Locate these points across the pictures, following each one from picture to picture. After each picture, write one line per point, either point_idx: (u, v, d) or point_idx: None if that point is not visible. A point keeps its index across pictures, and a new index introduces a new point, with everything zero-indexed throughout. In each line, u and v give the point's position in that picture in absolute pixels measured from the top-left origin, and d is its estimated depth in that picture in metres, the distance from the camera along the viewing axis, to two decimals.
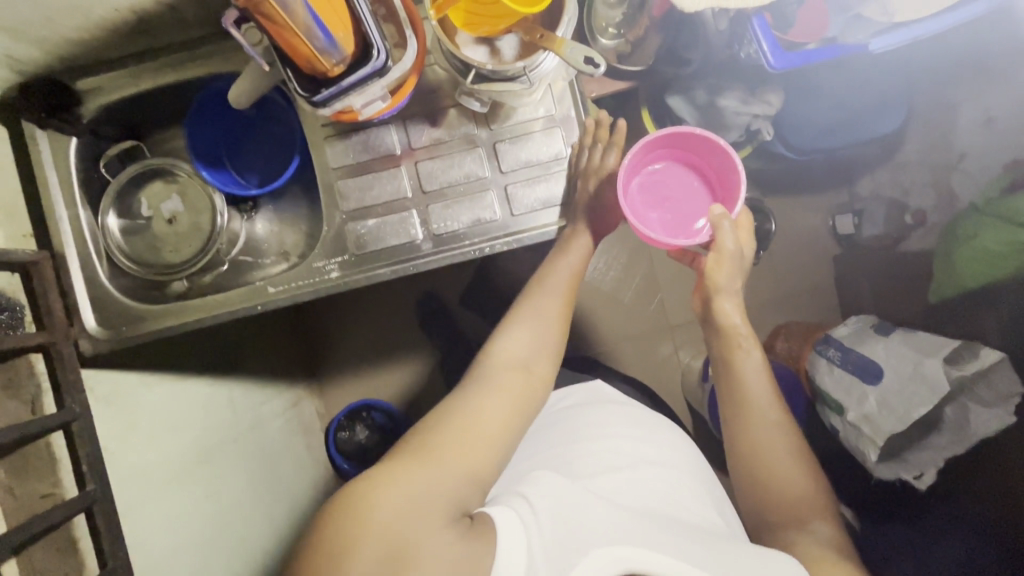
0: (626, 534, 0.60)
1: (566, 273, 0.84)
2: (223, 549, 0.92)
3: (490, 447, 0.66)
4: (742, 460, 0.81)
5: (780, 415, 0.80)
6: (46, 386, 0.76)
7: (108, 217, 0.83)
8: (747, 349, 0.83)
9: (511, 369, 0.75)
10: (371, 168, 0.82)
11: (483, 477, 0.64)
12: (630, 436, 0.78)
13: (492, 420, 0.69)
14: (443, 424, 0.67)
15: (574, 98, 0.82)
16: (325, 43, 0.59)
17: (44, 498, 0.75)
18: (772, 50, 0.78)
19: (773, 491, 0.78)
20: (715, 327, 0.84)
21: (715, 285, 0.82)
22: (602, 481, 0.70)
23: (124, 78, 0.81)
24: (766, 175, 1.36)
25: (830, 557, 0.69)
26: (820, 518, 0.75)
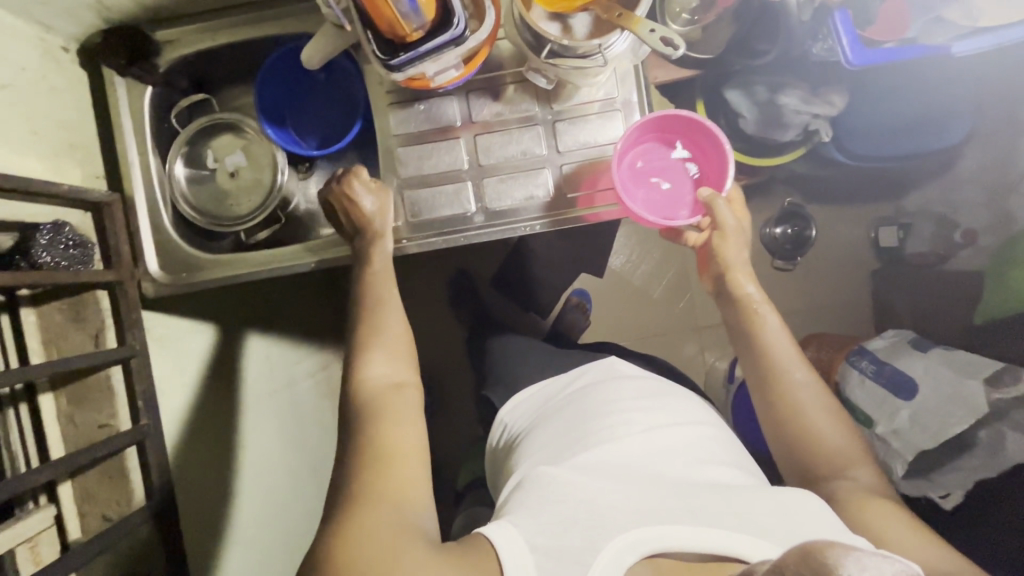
0: (641, 511, 0.58)
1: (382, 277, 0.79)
2: (254, 495, 0.97)
3: (404, 465, 0.65)
4: (781, 426, 0.79)
5: (807, 371, 0.80)
6: (109, 321, 0.80)
7: (176, 165, 0.86)
8: (765, 313, 0.84)
9: (386, 393, 0.72)
10: (429, 138, 0.84)
11: (414, 484, 0.64)
12: (644, 408, 0.77)
13: (400, 441, 0.67)
14: (360, 466, 0.64)
15: (637, 83, 0.82)
16: (408, 8, 0.60)
17: (100, 429, 0.79)
18: (851, 47, 0.76)
19: (812, 451, 0.77)
20: (733, 299, 0.86)
21: (726, 259, 0.87)
22: (625, 444, 0.70)
23: (201, 32, 0.83)
24: (812, 181, 1.34)
25: (879, 502, 0.69)
26: (862, 466, 0.75)
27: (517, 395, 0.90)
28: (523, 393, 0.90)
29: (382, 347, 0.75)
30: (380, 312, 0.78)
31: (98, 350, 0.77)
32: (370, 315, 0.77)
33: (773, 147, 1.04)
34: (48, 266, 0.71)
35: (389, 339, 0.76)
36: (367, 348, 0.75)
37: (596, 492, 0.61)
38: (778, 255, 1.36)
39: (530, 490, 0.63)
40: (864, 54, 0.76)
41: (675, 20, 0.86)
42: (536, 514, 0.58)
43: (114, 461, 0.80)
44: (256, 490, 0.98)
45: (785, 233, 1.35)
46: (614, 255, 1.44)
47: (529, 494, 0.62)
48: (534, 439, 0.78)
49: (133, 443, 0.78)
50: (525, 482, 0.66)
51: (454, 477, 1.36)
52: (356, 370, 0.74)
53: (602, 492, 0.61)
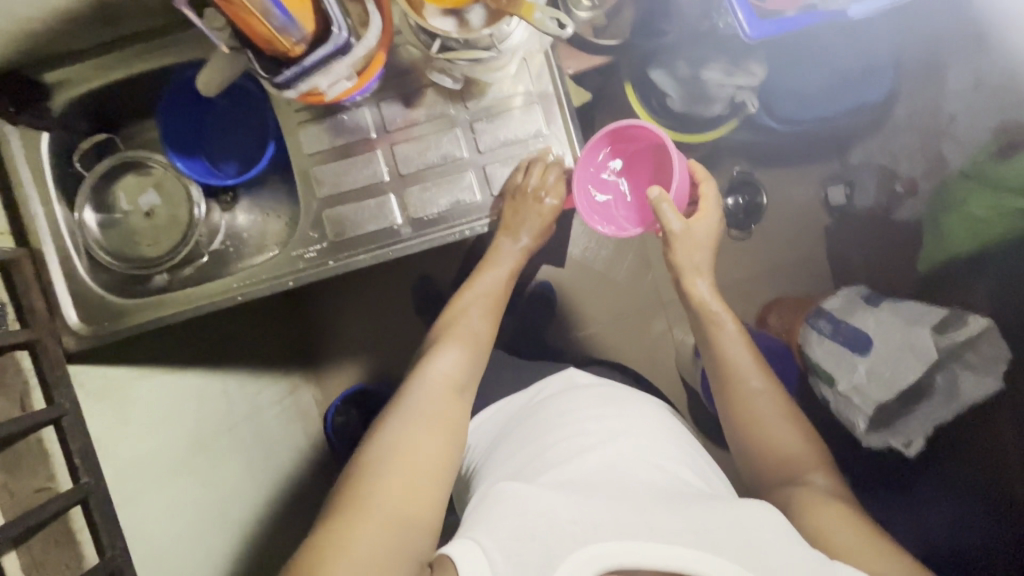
0: (599, 523, 0.58)
1: (497, 281, 0.90)
2: (225, 534, 0.94)
3: (426, 457, 0.69)
4: (737, 427, 0.81)
5: (763, 378, 0.82)
6: (34, 382, 0.77)
7: (84, 212, 0.83)
8: (723, 321, 0.87)
9: (441, 391, 0.77)
10: (347, 153, 0.81)
11: (432, 486, 0.67)
12: (600, 414, 0.77)
13: (426, 437, 0.71)
14: (381, 453, 0.68)
15: (552, 75, 0.80)
16: (283, 21, 0.57)
17: (38, 493, 0.76)
18: (748, 21, 0.74)
19: (766, 451, 0.78)
20: (692, 303, 0.90)
21: (679, 265, 0.88)
22: (588, 458, 0.70)
23: (93, 68, 0.80)
24: (757, 148, 1.34)
25: (831, 504, 0.68)
26: (817, 471, 0.74)
27: (481, 415, 0.91)
28: (494, 414, 0.90)
29: (459, 342, 0.82)
30: (467, 318, 0.86)
31: (24, 412, 0.74)
32: (458, 317, 0.86)
33: (703, 122, 1.04)
34: None
35: (468, 341, 0.83)
36: (441, 344, 0.82)
37: (556, 505, 0.60)
38: (732, 225, 1.35)
39: (492, 505, 0.62)
40: (762, 27, 0.75)
41: (579, 7, 0.87)
42: (498, 529, 0.58)
43: (58, 523, 0.77)
44: (225, 531, 0.94)
45: (737, 203, 1.33)
46: (574, 243, 1.44)
47: (493, 509, 0.62)
48: (496, 462, 0.78)
49: (75, 503, 0.75)
50: (490, 493, 0.65)
51: None
52: (428, 359, 0.81)
53: (562, 506, 0.60)
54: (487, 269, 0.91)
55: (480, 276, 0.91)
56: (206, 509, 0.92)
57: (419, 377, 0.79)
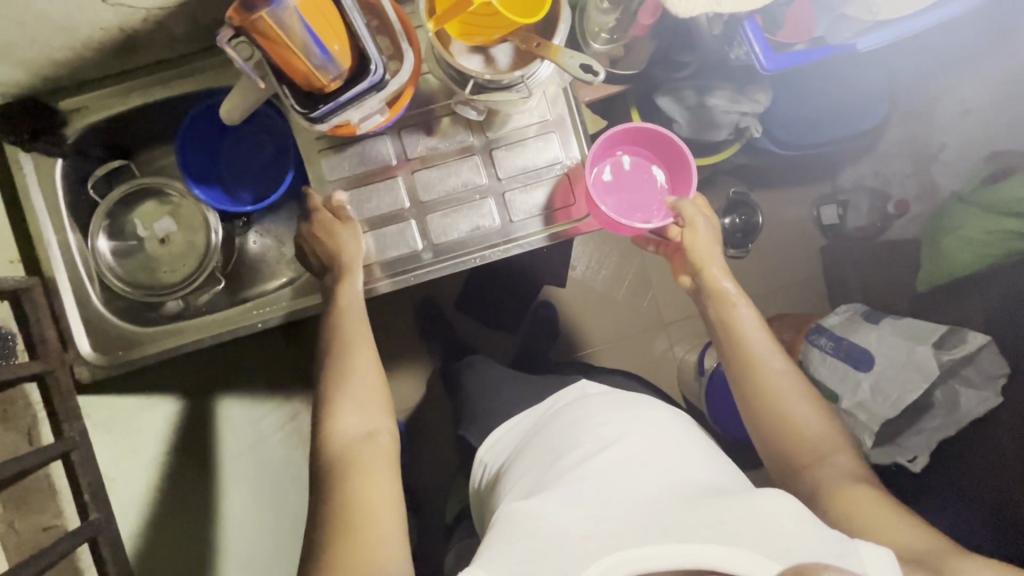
0: (594, 537, 0.58)
1: (357, 308, 0.76)
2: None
3: (375, 519, 0.62)
4: (759, 422, 0.78)
5: (784, 359, 0.78)
6: (43, 415, 0.75)
7: (97, 240, 0.81)
8: (739, 305, 0.82)
9: (353, 447, 0.68)
10: (368, 180, 0.82)
11: (392, 539, 0.62)
12: (610, 420, 0.75)
13: (371, 494, 0.64)
14: (331, 526, 0.62)
15: (569, 103, 0.83)
16: (322, 59, 0.59)
17: (45, 531, 0.73)
18: (765, 53, 0.77)
19: (790, 438, 0.76)
20: (705, 288, 0.84)
21: (699, 255, 0.84)
22: (601, 461, 0.68)
23: (112, 95, 0.79)
24: (754, 170, 1.38)
25: (855, 490, 0.69)
26: (841, 452, 0.74)
27: (494, 430, 0.90)
28: (517, 420, 0.88)
29: (345, 385, 0.72)
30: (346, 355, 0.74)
31: (33, 447, 0.72)
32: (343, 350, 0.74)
33: (706, 146, 1.08)
34: None
35: (358, 382, 0.73)
36: (333, 397, 0.72)
37: (569, 521, 0.60)
38: (730, 244, 1.38)
39: (506, 527, 0.62)
40: (776, 60, 0.78)
41: (596, 41, 0.84)
42: (507, 558, 0.58)
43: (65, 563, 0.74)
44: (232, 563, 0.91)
45: (735, 222, 1.36)
46: (575, 263, 1.45)
47: (503, 533, 0.62)
48: (516, 471, 0.77)
49: (85, 540, 0.72)
50: (505, 511, 0.65)
51: (442, 512, 1.32)
52: (326, 420, 0.71)
53: (575, 524, 0.60)
54: (342, 287, 0.77)
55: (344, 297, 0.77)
56: (211, 542, 0.89)
57: (324, 441, 0.69)
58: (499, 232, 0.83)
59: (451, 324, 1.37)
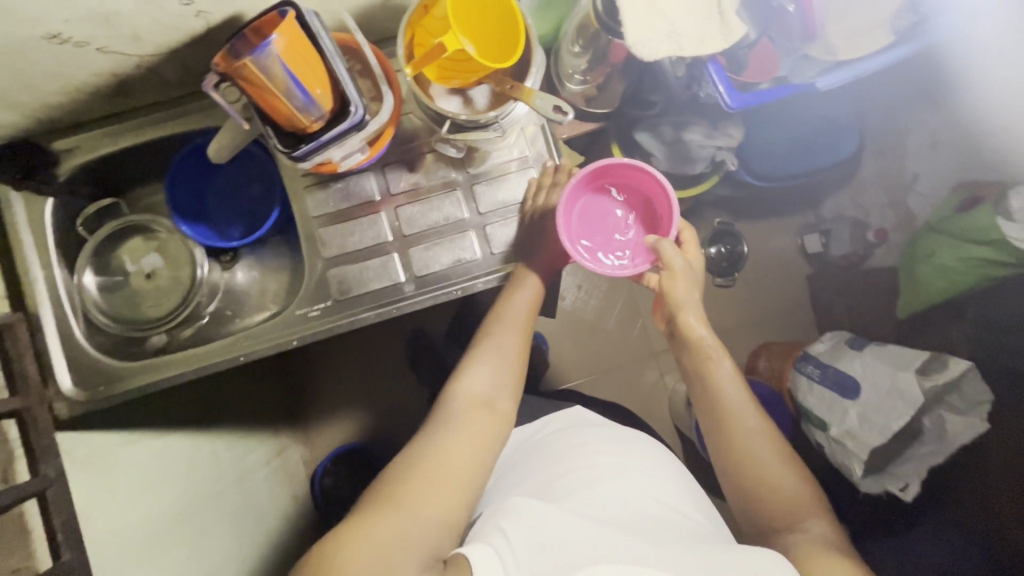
0: (607, 546, 0.57)
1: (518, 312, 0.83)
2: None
3: (456, 477, 0.65)
4: (736, 473, 0.78)
5: (760, 419, 0.80)
6: (20, 452, 0.74)
7: (85, 275, 0.83)
8: (718, 360, 0.84)
9: (473, 407, 0.74)
10: (351, 215, 0.84)
11: (452, 505, 0.62)
12: (611, 449, 0.76)
13: (459, 455, 0.67)
14: (401, 468, 0.65)
15: (547, 141, 0.85)
16: (304, 101, 0.61)
17: (15, 573, 0.71)
18: (728, 91, 0.78)
19: (765, 501, 0.75)
20: (683, 335, 0.87)
21: (676, 300, 0.85)
22: (604, 488, 0.68)
23: (104, 136, 0.82)
24: (735, 201, 1.41)
25: (827, 554, 0.66)
26: (814, 517, 0.72)
27: None
28: (503, 444, 0.88)
29: (490, 357, 0.80)
30: (500, 330, 0.82)
31: (7, 485, 0.71)
32: (484, 334, 0.83)
33: (688, 178, 1.11)
34: None
35: (495, 347, 0.81)
36: (467, 362, 0.79)
37: (571, 524, 0.59)
38: (716, 273, 1.41)
39: (507, 516, 0.61)
40: (742, 97, 0.79)
41: (570, 81, 0.88)
42: (516, 541, 0.57)
43: None
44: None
45: (720, 252, 1.39)
46: (563, 294, 1.46)
47: (503, 521, 0.60)
48: (501, 490, 0.76)
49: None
50: (501, 506, 0.65)
51: None
52: (454, 379, 0.78)
53: (579, 527, 0.59)
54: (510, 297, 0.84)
55: (508, 297, 0.84)
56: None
57: (450, 394, 0.76)
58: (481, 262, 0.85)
59: None
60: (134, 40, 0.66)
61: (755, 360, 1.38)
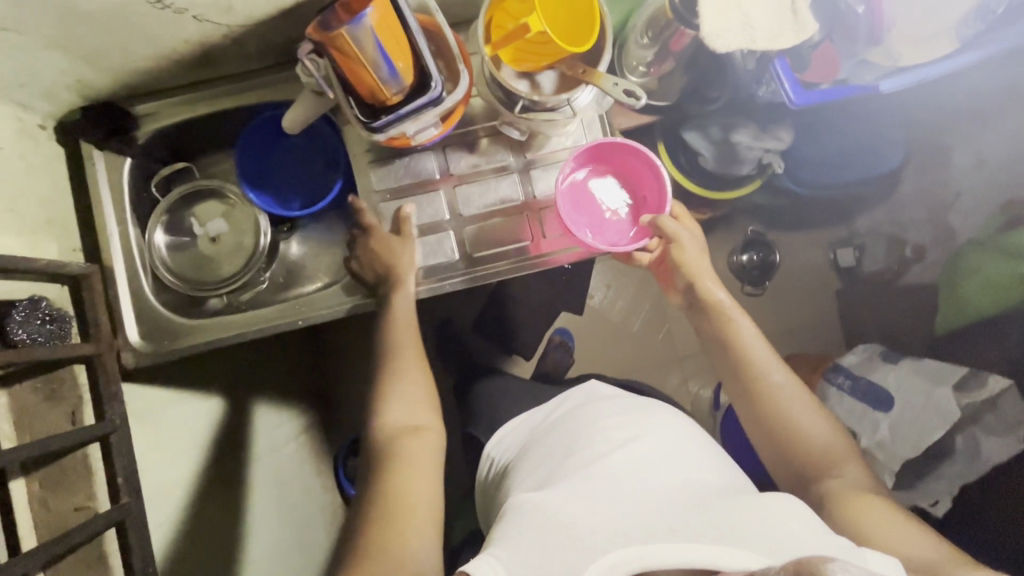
0: (615, 531, 0.58)
1: (407, 320, 0.82)
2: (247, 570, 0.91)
3: (411, 517, 0.66)
4: (765, 430, 0.78)
5: (786, 373, 0.80)
6: (87, 397, 0.78)
7: (155, 233, 0.86)
8: (738, 318, 0.83)
9: (402, 436, 0.74)
10: (411, 192, 0.87)
11: (420, 538, 0.65)
12: (619, 423, 0.77)
13: (408, 491, 0.68)
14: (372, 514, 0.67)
15: (602, 128, 0.88)
16: (388, 74, 0.64)
17: (76, 511, 0.74)
18: (793, 89, 0.82)
19: (797, 451, 0.76)
20: (701, 301, 0.85)
21: (690, 269, 0.86)
22: (613, 460, 0.69)
23: (180, 103, 0.85)
24: (770, 209, 1.41)
25: (865, 498, 0.69)
26: (848, 461, 0.74)
27: (501, 430, 0.93)
28: (524, 423, 0.90)
29: (402, 383, 0.79)
30: (399, 355, 0.81)
31: (73, 427, 0.74)
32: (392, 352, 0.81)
33: (733, 181, 1.12)
34: (22, 343, 0.70)
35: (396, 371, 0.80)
36: (383, 395, 0.78)
37: (578, 513, 0.61)
38: (747, 281, 1.41)
39: (516, 520, 0.63)
40: (805, 95, 0.82)
41: (633, 73, 0.87)
42: (521, 546, 0.58)
43: (91, 546, 0.74)
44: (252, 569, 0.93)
45: (751, 260, 1.40)
46: (593, 293, 1.47)
47: (514, 525, 0.62)
48: (523, 466, 0.78)
49: (112, 524, 0.73)
50: (511, 506, 0.66)
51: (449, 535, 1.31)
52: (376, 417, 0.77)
53: (585, 516, 0.60)
54: (397, 310, 0.83)
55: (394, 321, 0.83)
56: (223, 549, 0.89)
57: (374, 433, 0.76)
58: (532, 246, 0.87)
59: (467, 345, 1.39)
60: (227, 11, 0.69)
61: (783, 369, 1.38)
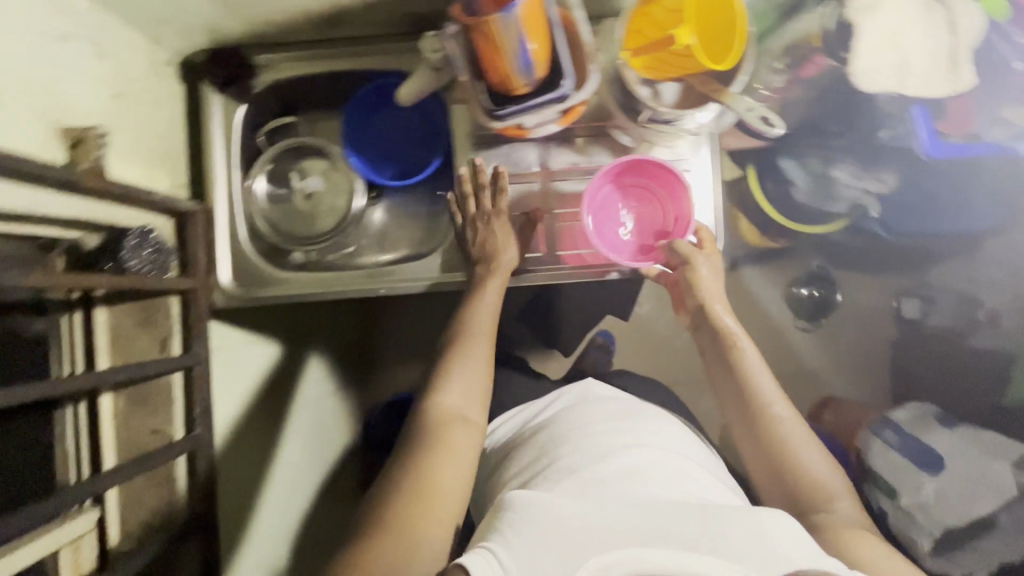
0: (613, 527, 0.55)
1: (489, 310, 0.80)
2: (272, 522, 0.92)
3: (441, 498, 0.64)
4: (761, 459, 0.75)
5: (788, 406, 0.76)
6: (176, 328, 0.81)
7: (257, 181, 0.88)
8: (744, 344, 0.80)
9: (445, 422, 0.71)
10: (506, 180, 0.87)
11: (443, 526, 0.62)
12: (617, 432, 0.75)
13: (446, 478, 0.65)
14: (396, 489, 0.64)
15: (711, 148, 0.86)
16: (523, 68, 0.64)
17: (154, 433, 0.79)
18: (928, 140, 0.90)
19: (792, 482, 0.72)
20: (714, 329, 0.82)
21: (703, 291, 0.83)
22: (608, 466, 0.68)
23: (296, 59, 0.86)
24: (840, 247, 1.35)
25: (859, 534, 0.65)
26: (844, 498, 0.70)
27: (496, 420, 0.93)
28: (514, 420, 0.90)
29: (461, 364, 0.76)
30: (470, 343, 0.78)
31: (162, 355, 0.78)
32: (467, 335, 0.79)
33: (820, 217, 1.08)
34: (133, 269, 0.73)
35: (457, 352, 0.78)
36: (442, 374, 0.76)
37: (568, 503, 0.57)
38: (802, 315, 1.38)
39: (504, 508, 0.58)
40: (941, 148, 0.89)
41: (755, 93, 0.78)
42: (512, 536, 0.54)
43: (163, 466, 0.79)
44: (280, 521, 0.94)
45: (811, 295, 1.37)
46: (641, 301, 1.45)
47: (501, 513, 0.58)
48: (515, 468, 0.77)
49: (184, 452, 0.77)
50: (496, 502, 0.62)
51: None
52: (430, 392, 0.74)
53: (576, 508, 0.57)
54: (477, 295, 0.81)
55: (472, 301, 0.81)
56: (266, 491, 0.93)
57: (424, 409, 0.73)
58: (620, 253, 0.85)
59: (506, 332, 1.39)
60: None
61: (819, 412, 1.33)
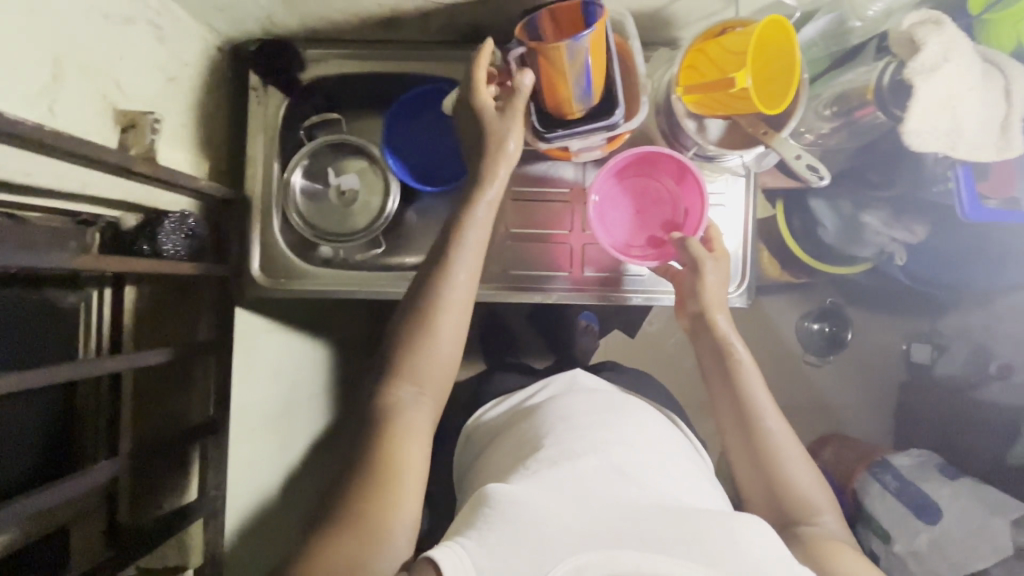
0: (590, 532, 0.54)
1: (470, 269, 0.68)
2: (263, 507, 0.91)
3: (406, 490, 0.60)
4: (751, 472, 0.74)
5: (781, 421, 0.75)
6: None
7: (294, 174, 0.87)
8: (739, 350, 0.77)
9: (415, 401, 0.67)
10: (542, 197, 0.88)
11: (408, 518, 0.59)
12: (598, 421, 0.72)
13: (404, 465, 0.62)
14: (352, 488, 0.60)
15: (749, 187, 0.86)
16: (581, 92, 0.64)
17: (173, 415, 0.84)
18: (969, 201, 0.80)
19: (779, 494, 0.72)
20: (712, 339, 0.78)
21: (705, 299, 0.78)
22: (589, 457, 0.65)
23: (348, 58, 0.86)
24: (858, 286, 1.34)
25: (840, 545, 0.66)
26: (828, 511, 0.71)
27: (482, 408, 0.90)
28: (500, 406, 0.88)
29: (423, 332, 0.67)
30: (434, 315, 0.67)
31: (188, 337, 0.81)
32: (434, 302, 0.68)
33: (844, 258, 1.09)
34: (170, 253, 0.72)
35: (416, 329, 0.68)
36: (396, 368, 0.68)
37: (549, 505, 0.56)
38: (812, 349, 1.37)
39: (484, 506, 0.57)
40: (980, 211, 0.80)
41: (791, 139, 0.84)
42: (487, 538, 0.53)
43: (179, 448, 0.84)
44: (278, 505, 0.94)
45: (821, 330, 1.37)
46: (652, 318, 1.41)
47: (479, 512, 0.57)
48: (496, 455, 0.75)
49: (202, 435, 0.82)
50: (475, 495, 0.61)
51: None
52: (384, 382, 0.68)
53: (555, 511, 0.56)
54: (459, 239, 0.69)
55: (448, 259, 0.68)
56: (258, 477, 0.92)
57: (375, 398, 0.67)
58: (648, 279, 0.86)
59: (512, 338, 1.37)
60: None
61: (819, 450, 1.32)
